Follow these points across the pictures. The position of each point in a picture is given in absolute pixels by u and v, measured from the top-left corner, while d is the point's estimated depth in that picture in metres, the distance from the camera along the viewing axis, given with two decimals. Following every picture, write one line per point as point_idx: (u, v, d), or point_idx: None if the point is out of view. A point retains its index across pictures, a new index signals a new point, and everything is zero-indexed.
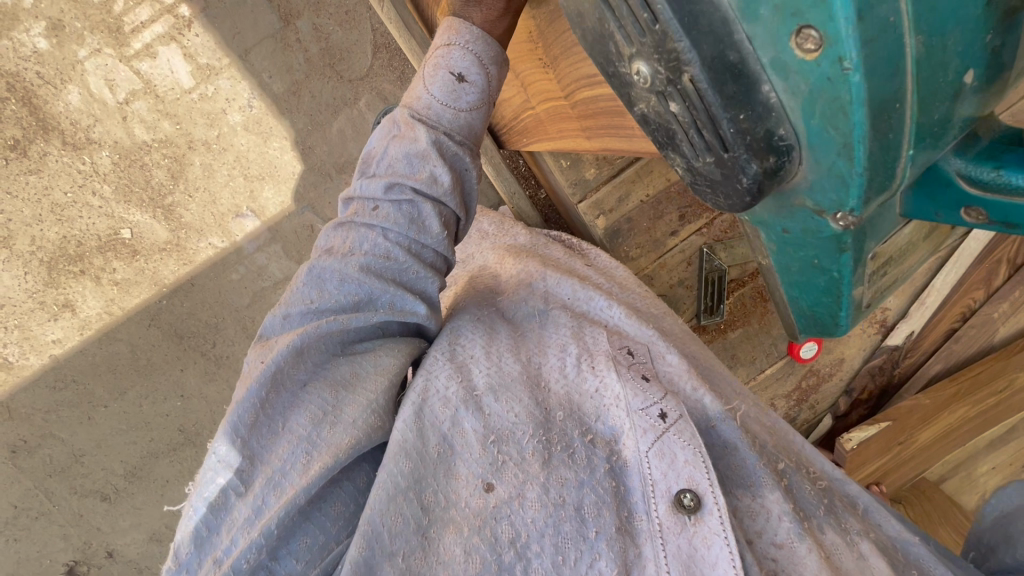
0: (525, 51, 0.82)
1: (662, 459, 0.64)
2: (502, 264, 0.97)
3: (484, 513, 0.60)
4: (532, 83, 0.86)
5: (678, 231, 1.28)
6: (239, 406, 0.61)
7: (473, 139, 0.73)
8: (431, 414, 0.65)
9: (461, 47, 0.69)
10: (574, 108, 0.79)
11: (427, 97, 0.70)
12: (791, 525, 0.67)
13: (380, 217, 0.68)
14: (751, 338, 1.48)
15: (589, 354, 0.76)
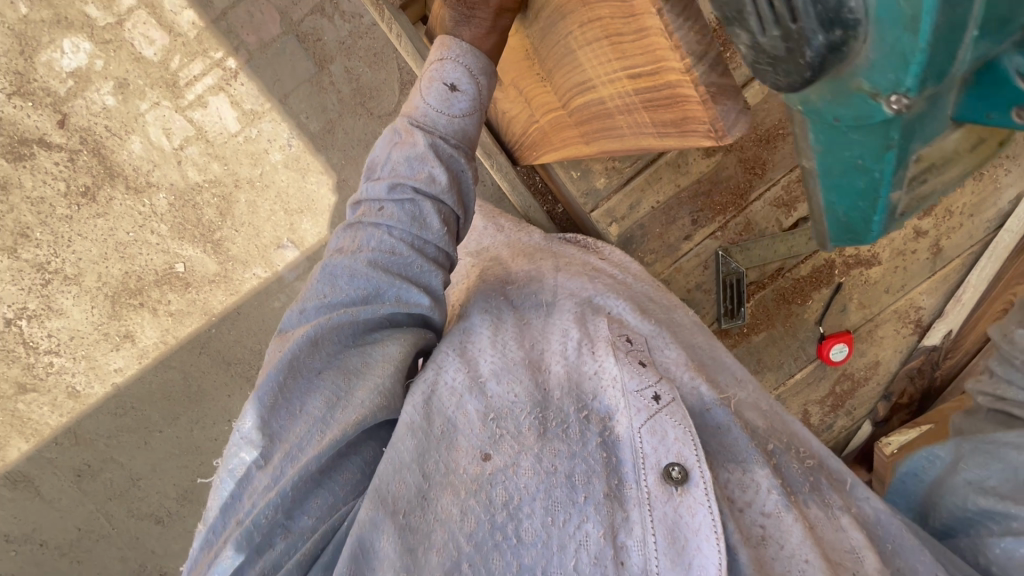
0: (523, 66, 0.88)
1: (654, 436, 0.69)
2: (513, 261, 1.02)
3: (481, 479, 0.66)
4: (533, 97, 0.92)
5: (692, 236, 1.31)
6: (261, 389, 0.68)
7: (468, 144, 0.79)
8: (439, 401, 0.71)
9: (452, 60, 0.76)
10: (572, 116, 0.84)
11: (423, 106, 0.77)
12: (779, 497, 0.72)
13: (385, 216, 0.75)
14: (777, 341, 1.47)
15: (590, 340, 0.82)
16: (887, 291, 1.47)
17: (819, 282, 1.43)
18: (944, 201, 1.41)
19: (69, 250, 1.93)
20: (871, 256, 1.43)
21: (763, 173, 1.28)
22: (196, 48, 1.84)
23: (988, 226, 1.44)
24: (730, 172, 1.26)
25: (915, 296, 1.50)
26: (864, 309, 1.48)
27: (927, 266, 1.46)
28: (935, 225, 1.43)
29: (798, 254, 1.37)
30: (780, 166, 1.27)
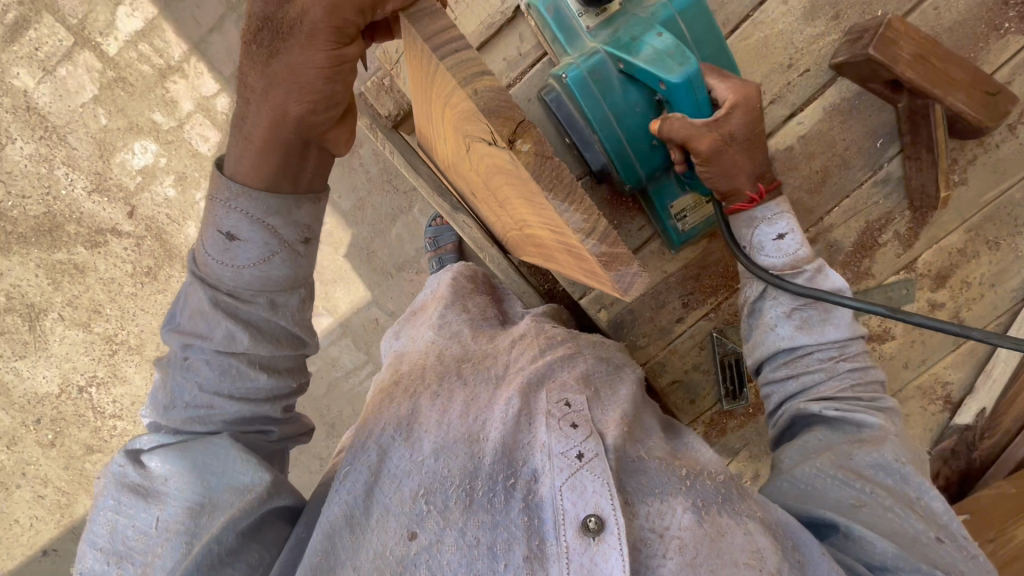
0: (486, 194, 0.90)
1: (573, 492, 0.80)
2: (476, 338, 1.12)
3: (405, 560, 0.78)
4: (500, 217, 0.96)
5: (683, 318, 1.31)
6: (104, 532, 0.75)
7: (274, 284, 0.81)
8: (380, 492, 0.85)
9: (222, 206, 0.76)
10: (528, 239, 0.87)
11: (205, 257, 0.79)
12: (692, 513, 0.81)
13: (192, 370, 0.81)
14: None
15: (528, 412, 0.91)
16: (906, 366, 1.40)
17: None
18: (960, 272, 1.34)
19: (134, 323, 2.61)
20: (883, 331, 1.38)
21: None
22: None
23: (1015, 295, 1.35)
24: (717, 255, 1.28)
25: (939, 371, 1.41)
26: None
27: (948, 338, 1.38)
28: (952, 296, 1.35)
29: None
30: None
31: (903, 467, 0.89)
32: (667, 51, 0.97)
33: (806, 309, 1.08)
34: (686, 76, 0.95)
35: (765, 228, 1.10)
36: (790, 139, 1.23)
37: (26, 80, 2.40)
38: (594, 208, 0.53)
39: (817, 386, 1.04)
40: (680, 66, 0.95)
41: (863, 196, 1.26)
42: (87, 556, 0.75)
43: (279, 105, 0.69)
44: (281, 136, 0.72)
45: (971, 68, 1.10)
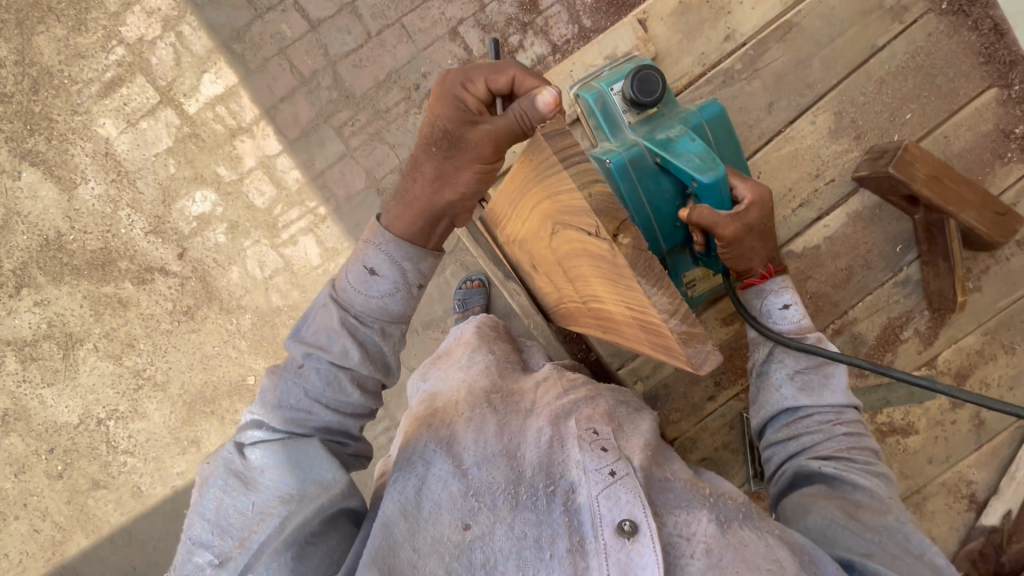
0: (552, 266, 1.00)
1: (609, 499, 0.85)
2: (517, 386, 1.20)
3: (462, 545, 0.85)
4: (562, 289, 1.06)
5: (715, 396, 1.38)
6: (211, 509, 0.87)
7: (389, 315, 0.94)
8: (429, 491, 0.92)
9: (376, 246, 0.90)
10: (590, 309, 0.96)
11: (345, 282, 0.93)
12: (714, 527, 0.86)
13: (304, 376, 0.93)
14: None
15: (560, 437, 0.99)
16: (930, 462, 1.44)
17: None
18: (977, 371, 1.40)
19: (164, 359, 2.68)
20: (907, 424, 1.44)
21: None
22: (297, 200, 2.62)
23: None
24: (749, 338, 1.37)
25: (963, 469, 1.44)
26: (907, 478, 1.44)
27: (969, 437, 1.43)
28: (972, 396, 1.42)
29: None
30: None
31: (904, 526, 0.93)
32: (701, 155, 1.02)
33: (809, 373, 1.16)
34: (716, 178, 0.98)
35: (773, 300, 1.20)
36: (816, 239, 1.36)
37: (110, 129, 2.63)
38: (679, 293, 0.63)
39: (814, 447, 1.11)
40: (712, 168, 0.99)
41: (884, 295, 1.37)
42: (196, 527, 0.87)
43: (439, 189, 0.85)
44: (429, 210, 0.87)
45: (980, 190, 1.23)
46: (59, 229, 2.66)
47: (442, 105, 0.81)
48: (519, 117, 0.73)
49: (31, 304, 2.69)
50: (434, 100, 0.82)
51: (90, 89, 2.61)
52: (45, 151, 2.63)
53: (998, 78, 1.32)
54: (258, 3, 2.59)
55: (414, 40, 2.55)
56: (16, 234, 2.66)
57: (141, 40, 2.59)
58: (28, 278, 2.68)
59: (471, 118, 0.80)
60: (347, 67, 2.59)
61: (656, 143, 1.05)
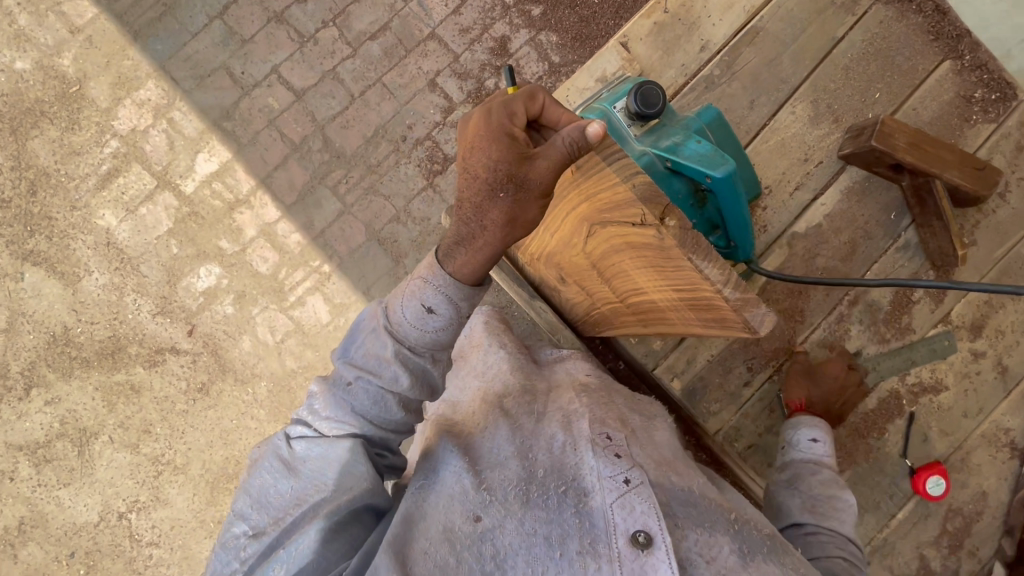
0: (584, 273, 1.06)
1: (623, 509, 0.93)
2: (550, 393, 1.24)
3: (473, 536, 0.93)
4: (597, 294, 1.11)
5: (750, 381, 1.41)
6: (255, 489, 0.97)
7: (440, 346, 0.94)
8: (446, 486, 1.02)
9: (432, 286, 0.88)
10: (630, 307, 1.02)
11: (401, 315, 0.92)
12: (736, 557, 0.93)
13: (352, 393, 0.96)
14: (864, 479, 1.46)
15: (574, 440, 1.07)
16: (965, 415, 1.47)
17: (889, 414, 1.46)
18: (992, 321, 1.48)
19: (182, 440, 2.63)
20: (936, 382, 1.47)
21: (802, 318, 1.43)
22: (301, 261, 2.67)
23: None
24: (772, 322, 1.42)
25: (997, 418, 1.48)
26: (947, 435, 1.47)
27: (997, 385, 1.48)
28: (990, 345, 1.47)
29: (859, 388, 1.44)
30: (817, 311, 1.43)
31: None
32: (709, 154, 1.09)
33: (818, 496, 1.12)
34: (728, 172, 1.05)
35: (800, 429, 1.27)
36: (817, 218, 1.43)
37: (110, 219, 2.68)
38: (727, 265, 0.68)
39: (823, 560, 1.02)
40: (722, 164, 1.06)
41: (888, 262, 1.43)
42: (242, 500, 0.97)
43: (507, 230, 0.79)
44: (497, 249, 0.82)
45: (957, 151, 1.33)
46: (66, 323, 2.66)
47: (492, 148, 0.75)
48: (566, 146, 0.70)
49: (43, 403, 2.64)
50: (478, 143, 0.76)
51: (87, 183, 2.68)
52: (47, 249, 2.66)
53: (950, 52, 1.44)
54: (244, 81, 2.72)
55: (396, 95, 2.69)
56: (22, 335, 2.65)
57: (134, 131, 2.68)
58: (37, 377, 2.65)
59: (525, 152, 0.75)
60: (336, 130, 2.70)
61: (664, 149, 1.12)
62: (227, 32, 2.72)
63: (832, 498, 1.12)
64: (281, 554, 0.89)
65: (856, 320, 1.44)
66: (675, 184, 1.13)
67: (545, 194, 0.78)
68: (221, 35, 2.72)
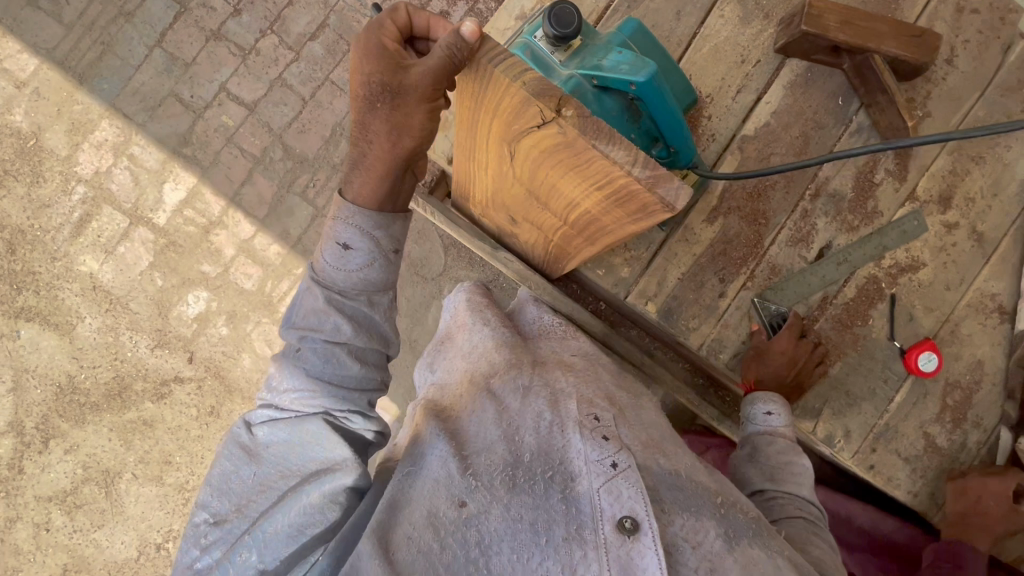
0: (527, 203, 1.04)
1: (611, 494, 0.89)
2: (538, 369, 1.17)
3: (458, 521, 0.90)
4: (546, 224, 1.10)
5: (725, 292, 1.41)
6: (217, 479, 1.00)
7: (372, 285, 1.03)
8: (432, 474, 0.97)
9: (343, 222, 0.97)
10: (575, 228, 1.01)
11: (324, 262, 1.01)
12: (722, 542, 0.91)
13: (302, 357, 1.02)
14: (857, 369, 1.45)
15: (562, 420, 1.01)
16: (948, 288, 1.46)
17: (871, 299, 1.45)
18: (960, 190, 1.46)
19: (203, 464, 2.68)
20: (913, 260, 1.45)
21: (766, 220, 1.42)
22: (284, 271, 2.69)
23: (1017, 200, 1.46)
24: (736, 228, 1.41)
25: (981, 285, 1.46)
26: (932, 312, 1.46)
27: (975, 253, 1.46)
28: (962, 214, 1.46)
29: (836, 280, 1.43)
30: (780, 210, 1.41)
31: None
32: (631, 62, 1.07)
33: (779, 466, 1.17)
34: (650, 75, 1.03)
35: (755, 404, 1.31)
36: (765, 117, 1.41)
37: (91, 263, 2.70)
38: (632, 145, 0.68)
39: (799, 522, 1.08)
40: (644, 67, 1.04)
41: (844, 148, 1.42)
42: (204, 492, 1.00)
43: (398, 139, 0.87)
44: (393, 162, 0.91)
45: (890, 21, 1.29)
46: (69, 372, 2.70)
47: (367, 61, 0.80)
48: (447, 51, 0.69)
49: (62, 453, 2.70)
50: (358, 60, 0.81)
51: (63, 233, 2.70)
52: (37, 304, 2.70)
53: None
54: (195, 105, 2.72)
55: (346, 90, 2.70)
56: (31, 390, 2.70)
57: (98, 173, 2.70)
58: (52, 429, 2.70)
59: (399, 62, 0.80)
60: (294, 135, 2.71)
61: (588, 67, 1.11)
62: (169, 59, 2.72)
63: (790, 463, 1.17)
64: (248, 537, 0.91)
65: (821, 212, 1.42)
66: (607, 101, 1.12)
67: (432, 101, 0.83)
68: (164, 62, 2.72)
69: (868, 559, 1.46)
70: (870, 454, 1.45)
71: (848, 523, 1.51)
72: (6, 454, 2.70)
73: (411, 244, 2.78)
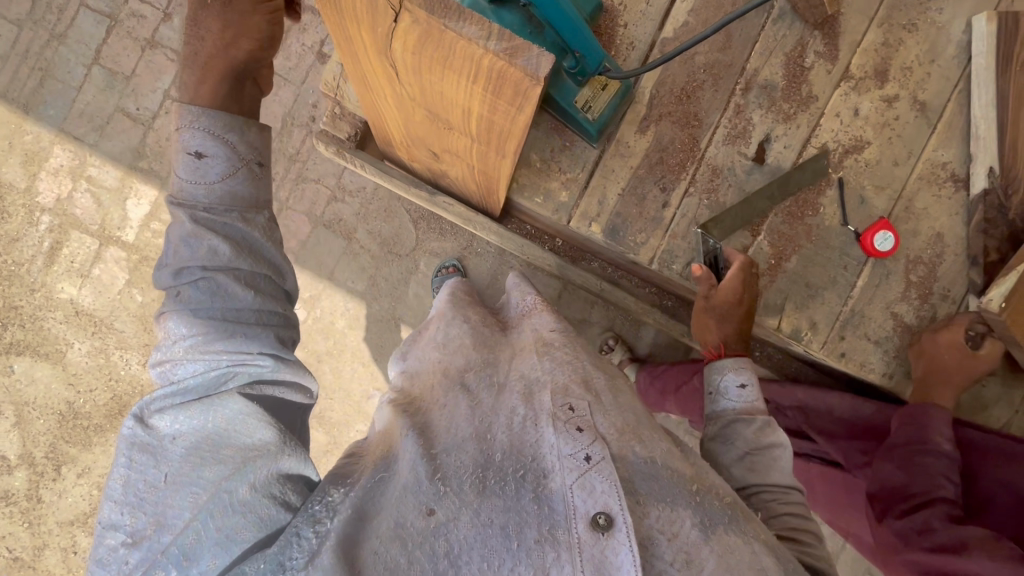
0: (442, 130, 1.04)
1: (583, 490, 0.86)
2: (514, 360, 1.08)
3: (427, 531, 0.88)
4: (463, 149, 1.09)
5: (668, 202, 1.39)
6: (127, 493, 0.98)
7: (238, 198, 1.14)
8: (402, 480, 0.95)
9: (192, 130, 1.10)
10: (485, 142, 1.00)
11: (184, 181, 1.10)
12: (698, 531, 0.88)
13: (185, 297, 1.09)
14: (814, 259, 1.43)
15: (534, 413, 0.96)
16: (896, 164, 1.43)
17: (819, 187, 1.42)
18: (896, 61, 1.42)
19: None
20: (856, 140, 1.42)
21: (699, 122, 1.39)
22: None
23: (955, 62, 1.41)
24: (670, 135, 1.38)
25: (931, 156, 1.43)
26: (883, 190, 1.43)
27: (919, 124, 1.42)
28: (900, 85, 1.42)
29: (779, 172, 1.40)
30: (712, 109, 1.38)
31: None
32: None
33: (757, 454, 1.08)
34: None
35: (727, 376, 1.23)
36: (683, 16, 1.37)
37: (70, 290, 2.73)
38: (485, 20, 0.67)
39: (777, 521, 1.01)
40: None
41: (769, 36, 1.39)
42: (111, 509, 0.98)
43: (234, 43, 1.15)
44: (230, 66, 1.16)
45: None
46: (68, 399, 2.74)
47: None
48: None
49: (75, 477, 2.74)
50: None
51: (37, 264, 2.73)
52: (24, 337, 2.73)
53: None
54: (143, 117, 2.71)
55: (290, 79, 2.72)
56: (35, 422, 2.74)
57: (60, 200, 2.71)
58: (62, 456, 2.74)
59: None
60: None
61: None
62: (108, 74, 2.70)
63: (771, 449, 1.08)
64: (167, 553, 0.92)
65: (754, 105, 1.39)
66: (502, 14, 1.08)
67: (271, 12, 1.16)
68: (104, 79, 2.70)
69: (849, 444, 1.46)
70: (840, 342, 1.43)
71: (828, 415, 1.53)
72: (21, 487, 2.75)
73: (380, 223, 2.77)
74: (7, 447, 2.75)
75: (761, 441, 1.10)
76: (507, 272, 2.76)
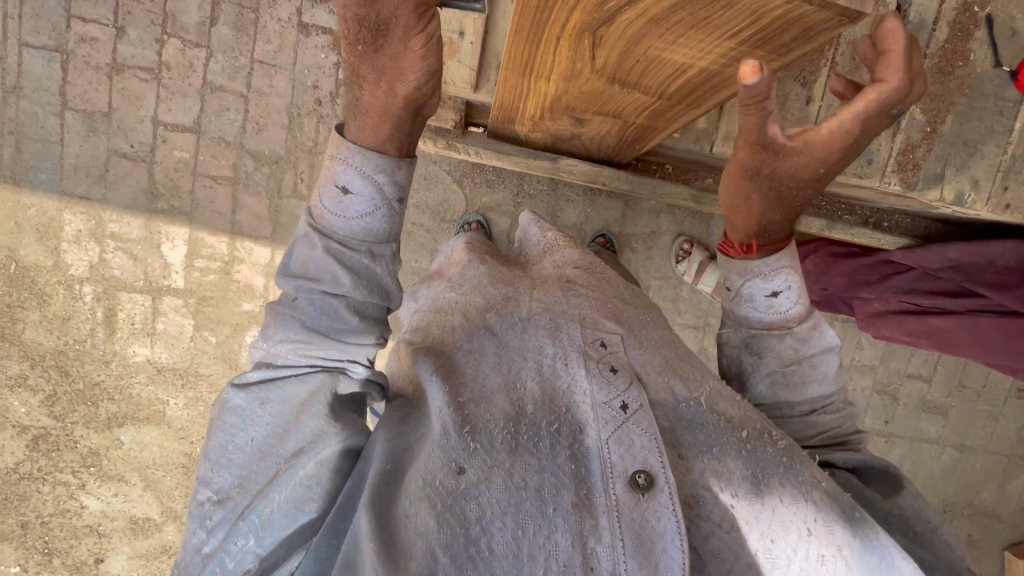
0: (605, 92, 1.09)
1: (621, 445, 0.94)
2: (548, 293, 1.17)
3: (456, 492, 0.92)
4: (631, 108, 1.18)
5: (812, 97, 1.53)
6: (224, 458, 1.05)
7: (373, 235, 1.06)
8: (428, 440, 1.00)
9: (345, 163, 1.02)
10: (671, 97, 1.09)
11: (323, 205, 1.06)
12: (748, 488, 0.97)
13: (298, 305, 1.07)
14: (969, 114, 1.53)
15: (567, 354, 1.05)
16: None
17: (966, 32, 1.48)
18: None
19: None
20: None
21: None
22: None
23: None
24: None
25: None
26: None
27: None
28: None
29: (923, 27, 1.46)
30: None
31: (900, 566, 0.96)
32: None
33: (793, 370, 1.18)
34: None
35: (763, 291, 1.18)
36: None
37: (143, 350, 2.65)
38: None
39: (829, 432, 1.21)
40: None
41: None
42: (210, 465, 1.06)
43: (391, 88, 0.92)
44: (395, 105, 0.95)
45: None
46: (186, 452, 2.77)
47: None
48: None
49: None
50: None
51: (99, 336, 2.62)
52: (119, 409, 2.71)
53: None
54: (140, 153, 2.46)
55: (280, 64, 2.42)
56: (163, 480, 2.80)
57: (94, 266, 2.54)
58: None
59: None
60: (254, 137, 2.47)
61: None
62: (85, 117, 2.42)
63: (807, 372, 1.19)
64: (243, 523, 1.00)
65: None
66: None
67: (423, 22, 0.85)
68: (84, 124, 2.42)
69: None
70: (1005, 192, 1.55)
71: (992, 267, 1.57)
72: (175, 538, 2.87)
73: (422, 191, 2.52)
74: (148, 509, 2.83)
75: (798, 409, 1.20)
76: (565, 206, 2.56)
